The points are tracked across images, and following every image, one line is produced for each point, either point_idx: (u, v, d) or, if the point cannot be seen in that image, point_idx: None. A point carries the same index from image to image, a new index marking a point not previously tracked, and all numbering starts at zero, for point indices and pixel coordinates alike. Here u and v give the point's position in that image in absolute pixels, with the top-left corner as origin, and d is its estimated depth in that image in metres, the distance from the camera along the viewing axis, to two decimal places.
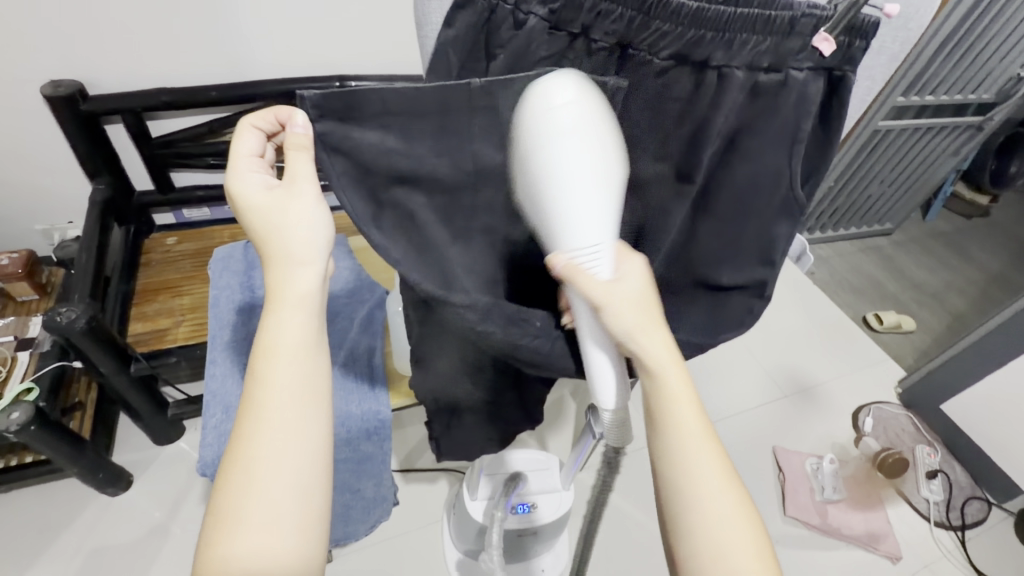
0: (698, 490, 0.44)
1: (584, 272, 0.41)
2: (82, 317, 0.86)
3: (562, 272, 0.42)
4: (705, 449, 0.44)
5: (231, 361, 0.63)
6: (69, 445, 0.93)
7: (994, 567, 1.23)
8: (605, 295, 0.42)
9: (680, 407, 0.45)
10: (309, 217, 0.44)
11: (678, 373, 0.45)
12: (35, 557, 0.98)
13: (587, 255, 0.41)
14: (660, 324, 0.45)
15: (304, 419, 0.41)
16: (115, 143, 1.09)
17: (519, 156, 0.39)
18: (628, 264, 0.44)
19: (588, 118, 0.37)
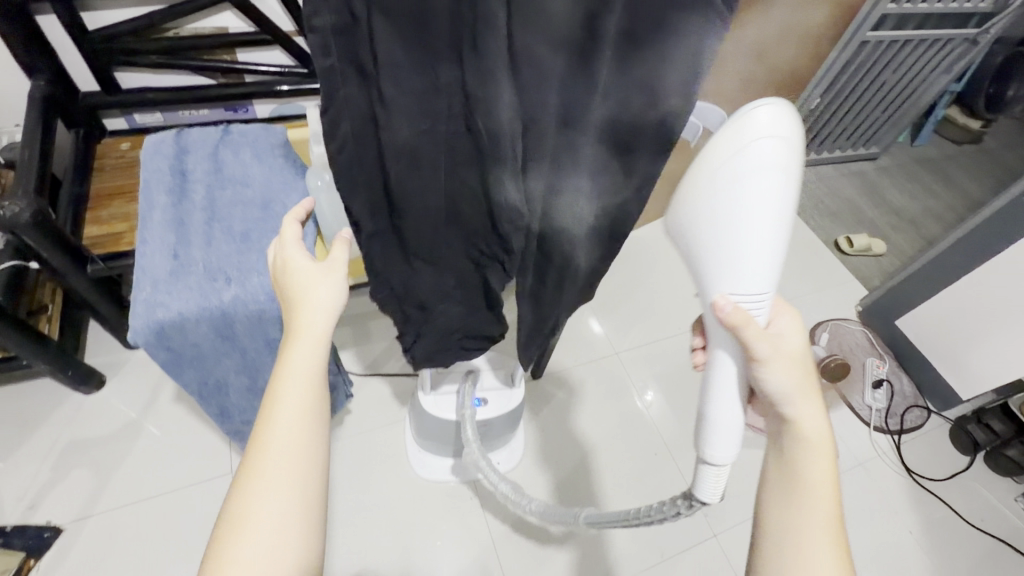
0: (803, 554, 0.50)
1: (748, 319, 0.49)
2: (27, 211, 0.85)
3: (727, 316, 0.49)
4: (822, 515, 0.51)
5: (161, 240, 0.62)
6: (32, 341, 0.96)
7: (922, 466, 1.32)
8: (770, 348, 0.52)
9: (816, 481, 0.52)
10: (333, 287, 0.53)
11: (824, 451, 0.53)
12: (15, 447, 1.04)
13: (754, 303, 0.49)
14: (812, 391, 0.54)
15: (305, 433, 0.47)
16: (51, 38, 1.03)
17: (701, 192, 0.44)
18: (784, 321, 0.54)
19: (784, 151, 0.41)
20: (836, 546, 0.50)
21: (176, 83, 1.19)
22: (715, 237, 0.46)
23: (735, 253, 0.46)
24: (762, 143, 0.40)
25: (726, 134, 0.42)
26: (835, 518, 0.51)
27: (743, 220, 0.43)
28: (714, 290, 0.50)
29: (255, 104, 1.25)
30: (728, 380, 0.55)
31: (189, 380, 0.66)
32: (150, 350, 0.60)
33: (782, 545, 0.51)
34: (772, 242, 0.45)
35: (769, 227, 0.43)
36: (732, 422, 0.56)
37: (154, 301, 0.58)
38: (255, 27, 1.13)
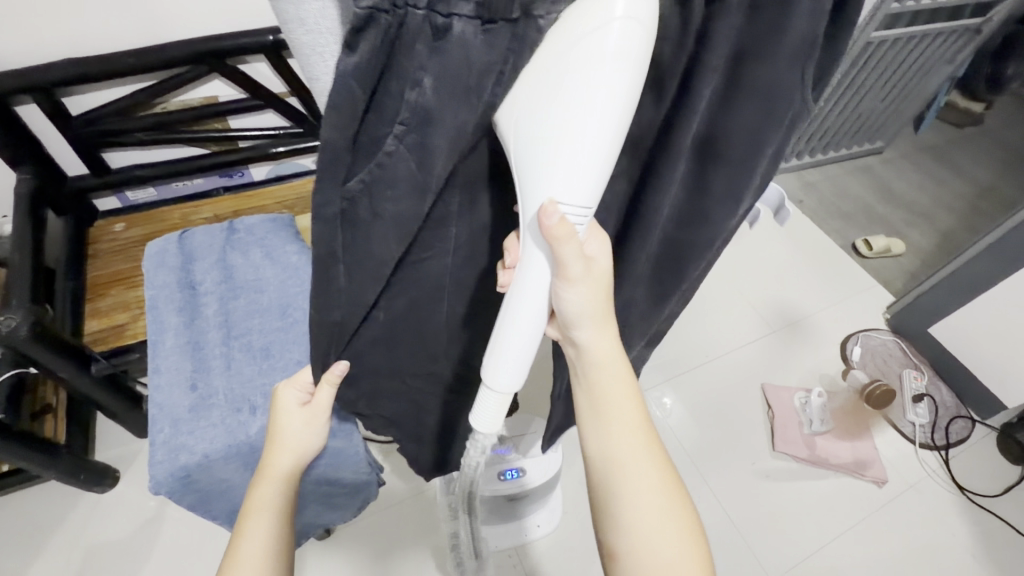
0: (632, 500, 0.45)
1: (573, 236, 0.34)
2: (24, 323, 0.80)
3: (549, 229, 0.34)
4: (645, 460, 0.46)
5: (176, 368, 0.58)
6: (41, 452, 0.90)
7: (975, 481, 1.26)
8: (582, 270, 0.38)
9: (621, 403, 0.46)
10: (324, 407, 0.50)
11: (620, 365, 0.46)
12: (30, 561, 0.98)
13: (582, 218, 0.34)
14: (612, 317, 0.44)
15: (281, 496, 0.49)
16: (32, 126, 0.98)
17: (543, 60, 0.29)
18: (598, 238, 0.41)
19: (637, 45, 0.28)
20: (655, 458, 0.47)
21: (167, 156, 1.13)
22: (531, 132, 0.31)
23: (553, 161, 0.31)
24: (607, 33, 0.27)
25: (581, 4, 0.27)
26: (645, 430, 0.47)
27: (566, 120, 0.29)
28: (536, 190, 0.33)
29: (250, 167, 1.20)
30: (532, 306, 0.40)
31: (221, 514, 0.62)
32: (178, 496, 0.55)
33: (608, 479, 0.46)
34: (609, 145, 0.30)
35: (599, 142, 0.30)
36: (520, 353, 0.41)
37: (175, 444, 0.54)
38: (246, 93, 1.08)
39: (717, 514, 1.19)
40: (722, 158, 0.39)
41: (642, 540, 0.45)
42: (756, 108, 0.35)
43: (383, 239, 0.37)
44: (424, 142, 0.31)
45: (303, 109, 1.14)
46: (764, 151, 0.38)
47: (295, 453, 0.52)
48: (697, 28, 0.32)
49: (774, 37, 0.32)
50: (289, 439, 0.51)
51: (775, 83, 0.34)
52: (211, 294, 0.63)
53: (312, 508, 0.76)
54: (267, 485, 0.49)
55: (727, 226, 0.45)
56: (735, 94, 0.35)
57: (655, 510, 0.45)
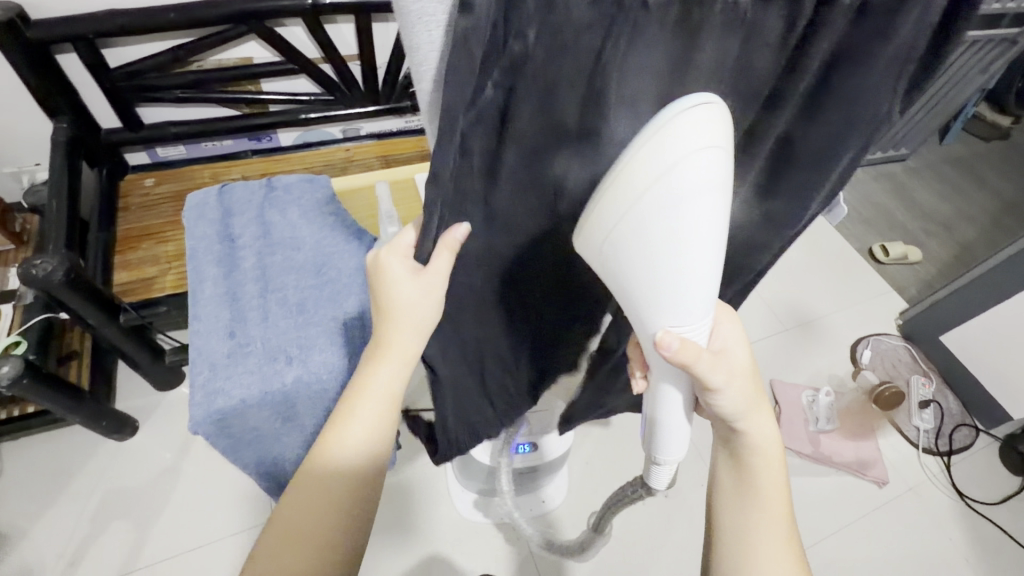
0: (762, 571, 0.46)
1: (697, 350, 0.38)
2: (59, 269, 0.82)
3: (672, 353, 0.38)
4: (781, 542, 0.47)
5: (214, 317, 0.59)
6: (68, 396, 0.92)
7: (975, 489, 1.28)
8: (720, 380, 0.42)
9: (767, 489, 0.48)
10: (416, 283, 0.40)
11: (775, 453, 0.48)
12: (51, 501, 1.01)
13: (692, 331, 0.37)
14: (763, 401, 0.48)
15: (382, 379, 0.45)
16: (71, 76, 0.99)
17: (617, 210, 0.30)
18: (729, 331, 0.45)
19: (722, 164, 0.29)
20: (789, 550, 0.47)
21: (200, 115, 1.15)
22: (643, 267, 0.32)
23: (669, 284, 0.33)
24: (701, 153, 0.28)
25: (652, 147, 0.28)
26: (785, 521, 0.48)
27: (678, 248, 0.31)
28: (655, 324, 0.37)
29: (279, 133, 1.22)
30: (674, 411, 0.46)
31: (248, 461, 0.64)
32: (211, 439, 0.57)
33: (732, 558, 0.47)
34: (712, 247, 0.32)
35: (705, 258, 0.32)
36: (677, 434, 0.48)
37: (212, 388, 0.55)
38: (280, 57, 1.08)
39: None
40: (797, 159, 0.40)
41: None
42: (843, 116, 0.36)
43: (469, 212, 0.36)
44: (511, 110, 0.29)
45: (335, 77, 1.15)
46: (837, 154, 0.39)
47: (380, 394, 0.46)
48: (803, 28, 0.31)
49: (875, 44, 0.31)
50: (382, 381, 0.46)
51: (860, 92, 0.34)
52: (251, 247, 0.65)
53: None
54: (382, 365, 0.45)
55: (787, 226, 0.46)
56: (822, 101, 0.35)
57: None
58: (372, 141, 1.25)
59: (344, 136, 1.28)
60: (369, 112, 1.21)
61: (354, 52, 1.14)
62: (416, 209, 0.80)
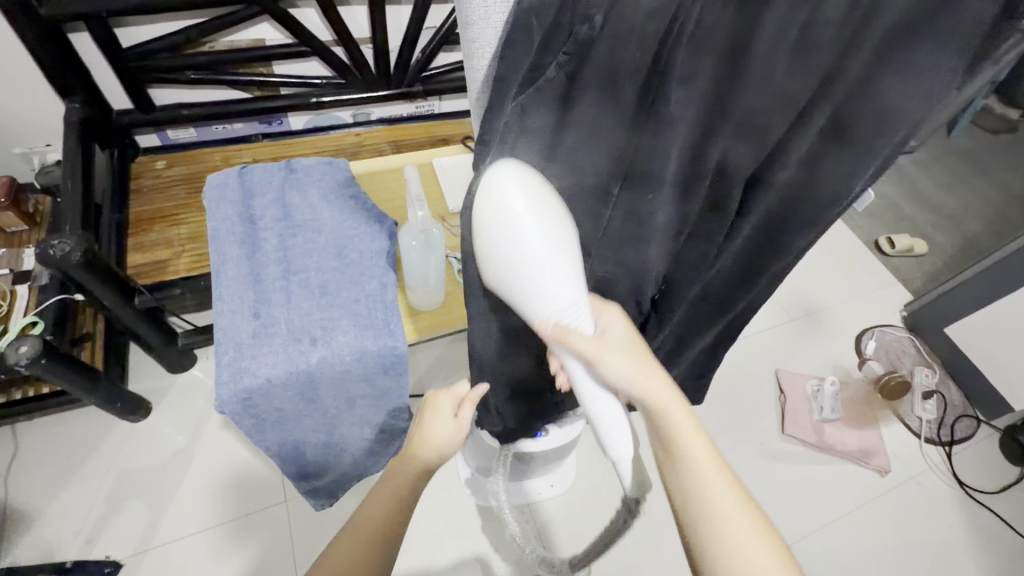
0: (717, 533, 0.41)
1: (573, 330, 0.41)
2: (77, 250, 0.82)
3: (551, 336, 0.41)
4: (724, 494, 0.42)
5: (238, 297, 0.60)
6: (84, 377, 0.93)
7: (976, 478, 1.29)
8: (601, 353, 0.43)
9: (693, 437, 0.44)
10: (450, 424, 0.58)
11: (680, 410, 0.45)
12: (66, 480, 1.03)
13: (570, 314, 0.40)
14: (652, 363, 0.46)
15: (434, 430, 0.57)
16: (83, 56, 0.98)
17: (481, 248, 0.37)
18: (604, 315, 0.47)
19: (539, 195, 0.35)
20: (741, 496, 0.42)
21: (210, 98, 1.14)
22: (514, 287, 0.38)
23: (540, 290, 0.38)
24: (509, 196, 0.35)
25: (483, 192, 0.35)
26: (722, 470, 0.43)
27: (530, 261, 0.36)
28: (535, 316, 0.40)
29: (289, 116, 1.20)
30: (587, 391, 0.46)
31: (270, 441, 0.65)
32: (236, 417, 0.58)
33: (687, 517, 0.42)
34: (567, 264, 0.38)
35: (560, 268, 0.38)
36: (611, 423, 0.47)
37: (238, 366, 0.56)
38: (293, 39, 1.08)
39: None
40: (851, 144, 0.38)
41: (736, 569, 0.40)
42: (900, 90, 0.34)
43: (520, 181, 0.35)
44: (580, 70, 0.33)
45: (346, 60, 1.14)
46: (895, 139, 0.37)
47: (432, 452, 0.56)
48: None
49: (938, 16, 0.31)
50: (438, 442, 0.57)
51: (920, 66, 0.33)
52: (272, 229, 0.65)
53: (351, 458, 0.78)
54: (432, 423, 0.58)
55: (836, 216, 0.44)
56: (880, 75, 0.34)
57: (747, 540, 0.40)
58: (383, 126, 1.24)
59: (354, 120, 1.27)
60: (380, 96, 1.21)
61: (366, 36, 1.13)
62: (440, 203, 0.78)
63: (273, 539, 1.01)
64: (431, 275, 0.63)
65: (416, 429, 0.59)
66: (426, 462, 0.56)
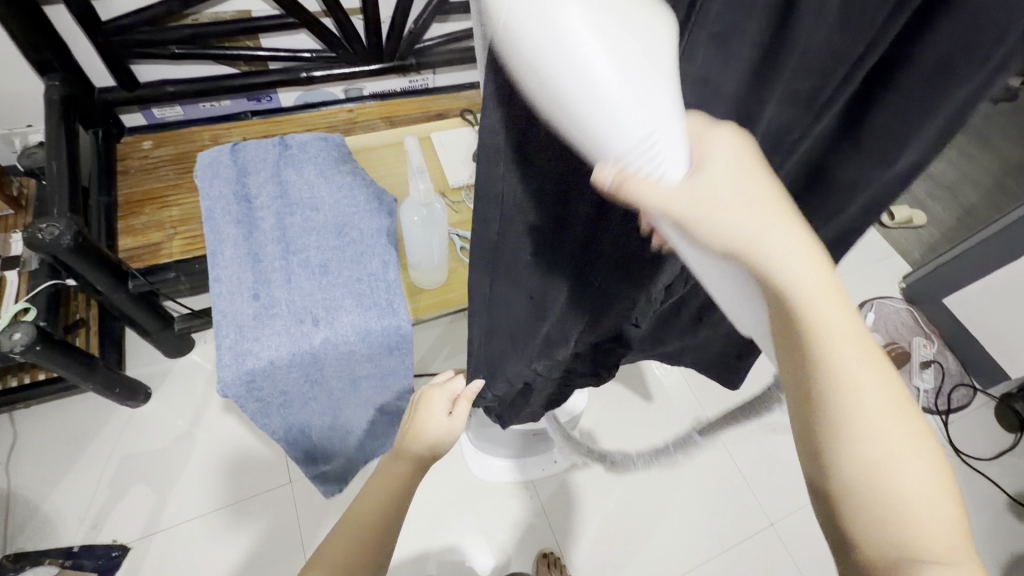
0: (878, 462, 0.26)
1: (645, 181, 0.23)
2: (66, 233, 0.79)
3: (609, 189, 0.23)
4: (892, 418, 0.26)
5: (236, 278, 0.58)
6: (81, 364, 0.91)
7: (971, 445, 1.32)
8: (705, 208, 0.25)
9: (847, 333, 0.27)
10: (446, 422, 0.59)
11: (819, 277, 0.27)
12: (68, 466, 1.02)
13: (641, 157, 0.21)
14: (782, 210, 0.26)
15: (428, 425, 0.59)
16: (60, 31, 0.94)
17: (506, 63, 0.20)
18: (715, 142, 0.25)
19: None
20: (915, 424, 0.27)
21: (196, 74, 1.10)
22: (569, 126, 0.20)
23: (609, 123, 0.20)
24: None
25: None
26: (878, 366, 0.27)
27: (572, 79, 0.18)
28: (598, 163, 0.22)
29: (279, 93, 1.17)
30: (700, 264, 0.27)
31: (275, 425, 0.64)
32: (240, 401, 0.57)
33: (830, 406, 0.26)
34: (645, 73, 0.20)
35: (631, 97, 0.19)
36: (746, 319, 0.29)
37: (240, 349, 0.54)
38: (280, 10, 1.03)
39: None
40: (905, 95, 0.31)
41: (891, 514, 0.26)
42: None
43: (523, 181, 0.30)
44: None
45: (337, 32, 1.10)
46: None
47: (426, 447, 0.59)
48: None
49: None
50: (432, 437, 0.59)
51: (988, 31, 0.24)
52: (268, 207, 0.63)
53: (357, 439, 0.78)
54: (426, 417, 0.60)
55: None
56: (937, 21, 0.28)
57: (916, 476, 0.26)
58: (376, 101, 1.20)
59: (347, 96, 1.23)
60: (373, 70, 1.17)
61: (357, 6, 1.09)
62: (439, 176, 0.76)
63: (279, 519, 1.01)
64: (435, 252, 0.61)
65: (412, 424, 0.61)
66: (421, 456, 0.58)
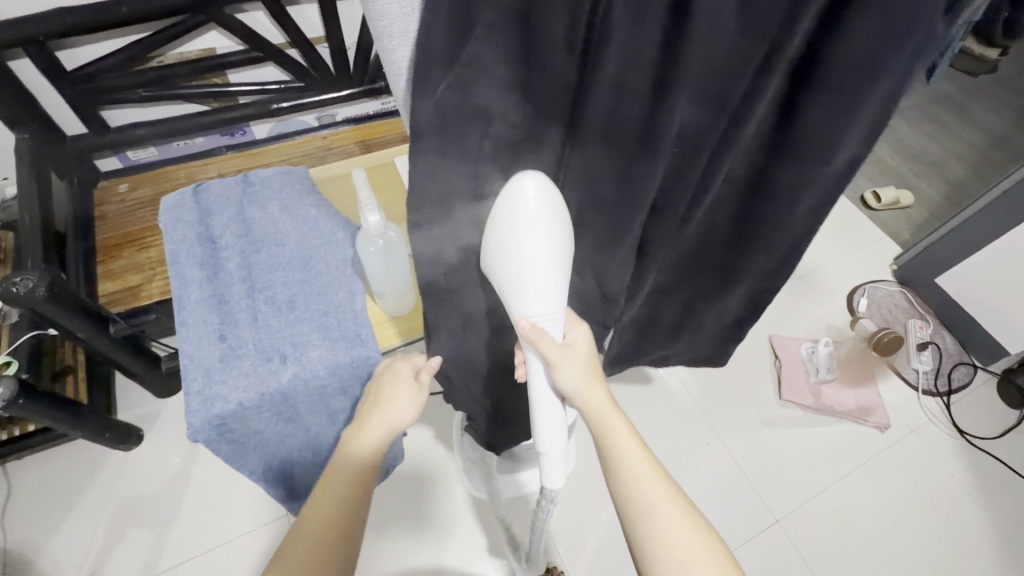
0: (647, 504, 0.48)
1: (544, 334, 0.47)
2: (41, 284, 0.80)
3: (527, 333, 0.47)
4: (661, 491, 0.49)
5: (203, 321, 0.58)
6: (68, 413, 0.91)
7: (976, 425, 1.30)
8: (559, 359, 0.48)
9: (629, 442, 0.51)
10: (411, 394, 0.54)
11: (621, 423, 0.52)
12: (63, 515, 1.02)
13: (546, 319, 0.46)
14: (602, 383, 0.52)
15: (394, 398, 0.54)
16: (28, 84, 0.95)
17: (493, 242, 0.42)
18: (575, 333, 0.52)
19: (552, 214, 0.40)
20: (682, 504, 0.48)
21: (169, 114, 1.11)
22: (505, 281, 0.43)
23: (523, 295, 0.44)
24: (527, 205, 0.39)
25: (507, 201, 0.40)
26: (655, 468, 0.50)
27: (521, 264, 0.41)
28: (515, 312, 0.46)
29: (252, 125, 1.17)
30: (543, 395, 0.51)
31: (251, 463, 0.63)
32: (213, 444, 0.56)
33: (631, 494, 0.49)
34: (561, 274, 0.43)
35: (547, 271, 0.42)
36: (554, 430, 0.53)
37: (208, 393, 0.54)
38: (245, 45, 1.04)
39: (724, 460, 1.23)
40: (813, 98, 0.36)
41: (676, 568, 0.45)
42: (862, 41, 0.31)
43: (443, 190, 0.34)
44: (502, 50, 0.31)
45: (303, 62, 1.11)
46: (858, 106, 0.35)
47: (393, 416, 0.53)
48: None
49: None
50: (397, 405, 0.54)
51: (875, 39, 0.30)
52: (232, 246, 0.63)
53: None
54: (392, 387, 0.54)
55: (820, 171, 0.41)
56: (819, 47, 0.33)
57: (675, 533, 0.47)
58: (351, 126, 1.20)
59: (320, 122, 1.24)
60: (345, 96, 1.17)
61: (320, 34, 1.10)
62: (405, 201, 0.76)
63: None
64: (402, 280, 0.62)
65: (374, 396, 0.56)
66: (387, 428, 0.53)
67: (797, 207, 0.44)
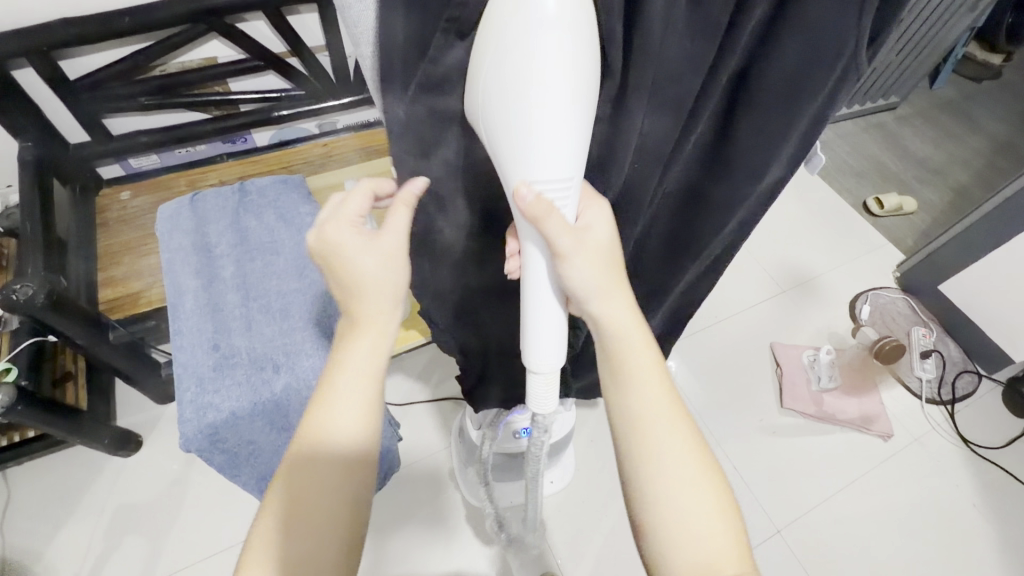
0: (654, 447, 0.43)
1: (553, 211, 0.36)
2: (40, 292, 0.80)
3: (529, 211, 0.36)
4: (675, 433, 0.44)
5: (197, 330, 0.59)
6: (67, 419, 0.92)
7: (981, 434, 1.28)
8: (571, 251, 0.40)
9: (644, 369, 0.45)
10: (371, 267, 0.42)
11: (637, 336, 0.45)
12: (61, 522, 1.02)
13: (557, 192, 0.36)
14: (621, 286, 0.44)
15: (362, 345, 0.43)
16: (31, 93, 0.97)
17: (488, 65, 0.31)
18: (592, 210, 0.41)
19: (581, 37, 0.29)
20: (696, 448, 0.44)
21: (170, 122, 1.12)
22: (502, 123, 0.33)
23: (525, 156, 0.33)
24: (546, 5, 0.28)
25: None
26: (675, 405, 0.45)
27: (526, 108, 0.31)
28: (513, 173, 0.35)
29: (253, 133, 1.16)
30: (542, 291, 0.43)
31: (241, 473, 0.63)
32: (204, 454, 0.56)
33: (636, 437, 0.44)
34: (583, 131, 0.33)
35: (562, 126, 0.32)
36: (552, 338, 0.45)
37: (201, 402, 0.55)
38: (245, 54, 1.05)
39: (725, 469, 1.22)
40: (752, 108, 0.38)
41: (676, 516, 0.42)
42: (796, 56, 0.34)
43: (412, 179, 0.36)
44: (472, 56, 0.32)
45: (303, 70, 1.12)
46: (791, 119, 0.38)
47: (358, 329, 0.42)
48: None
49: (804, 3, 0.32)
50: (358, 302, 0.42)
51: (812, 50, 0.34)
52: (226, 255, 0.63)
53: None
54: (359, 331, 0.43)
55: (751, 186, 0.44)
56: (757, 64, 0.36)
57: (685, 483, 0.42)
58: (352, 133, 1.21)
59: (320, 131, 1.21)
60: (346, 103, 1.17)
61: (320, 42, 1.11)
62: None
63: None
64: None
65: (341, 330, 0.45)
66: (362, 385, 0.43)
67: (730, 220, 0.48)
